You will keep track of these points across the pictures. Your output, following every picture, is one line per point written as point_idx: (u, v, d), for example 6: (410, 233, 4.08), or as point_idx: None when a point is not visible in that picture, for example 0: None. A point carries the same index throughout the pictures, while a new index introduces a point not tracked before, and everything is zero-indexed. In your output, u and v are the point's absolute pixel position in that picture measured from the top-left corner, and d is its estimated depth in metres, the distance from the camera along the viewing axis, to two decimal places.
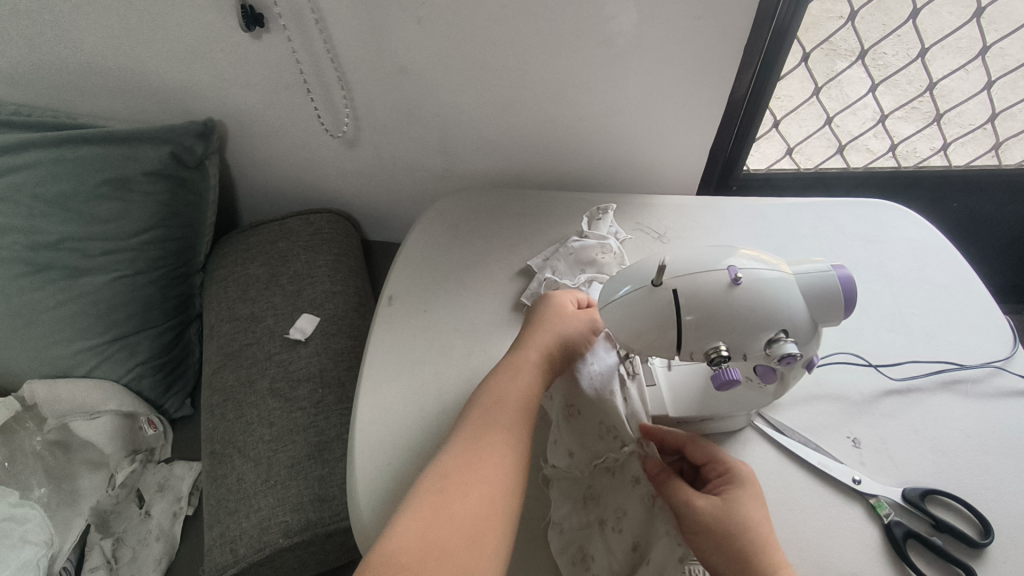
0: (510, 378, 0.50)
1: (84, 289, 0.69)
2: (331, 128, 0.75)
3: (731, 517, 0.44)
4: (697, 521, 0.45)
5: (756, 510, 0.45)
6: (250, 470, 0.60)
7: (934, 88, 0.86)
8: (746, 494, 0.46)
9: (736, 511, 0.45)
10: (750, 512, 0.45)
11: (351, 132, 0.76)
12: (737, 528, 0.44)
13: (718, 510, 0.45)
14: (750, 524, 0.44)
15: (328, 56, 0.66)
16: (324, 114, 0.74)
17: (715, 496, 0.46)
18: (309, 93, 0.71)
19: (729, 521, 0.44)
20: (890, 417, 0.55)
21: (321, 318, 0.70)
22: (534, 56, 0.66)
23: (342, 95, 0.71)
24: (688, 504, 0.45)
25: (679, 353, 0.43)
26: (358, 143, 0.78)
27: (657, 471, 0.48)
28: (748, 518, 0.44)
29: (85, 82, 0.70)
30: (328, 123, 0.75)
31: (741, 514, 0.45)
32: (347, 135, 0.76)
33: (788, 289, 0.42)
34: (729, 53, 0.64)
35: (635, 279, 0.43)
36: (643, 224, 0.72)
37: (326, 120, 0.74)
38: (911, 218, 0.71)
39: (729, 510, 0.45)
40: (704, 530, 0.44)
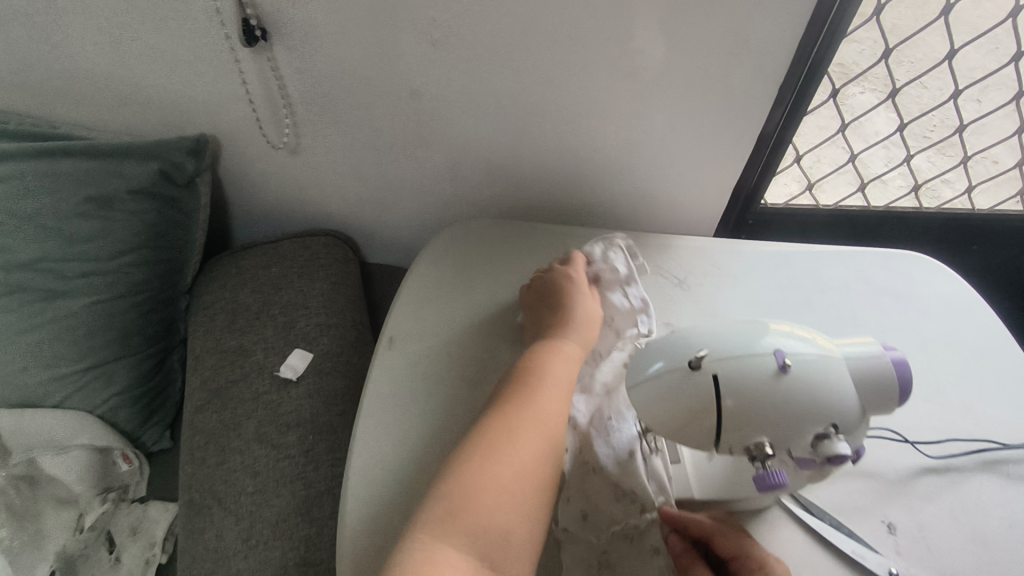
0: (555, 354, 0.52)
1: (58, 314, 0.64)
2: (272, 141, 0.70)
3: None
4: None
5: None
6: (231, 526, 0.55)
7: (965, 130, 0.83)
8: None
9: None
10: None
11: (292, 140, 0.70)
12: None
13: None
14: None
15: (268, 67, 0.62)
16: (266, 124, 0.68)
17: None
18: (252, 105, 0.66)
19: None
20: (927, 500, 0.52)
21: (314, 355, 0.65)
22: (555, 85, 0.62)
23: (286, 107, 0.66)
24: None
25: (717, 448, 0.38)
26: (300, 151, 0.71)
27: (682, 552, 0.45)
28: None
29: (67, 88, 0.65)
30: (269, 134, 0.69)
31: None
32: (289, 144, 0.70)
33: (839, 378, 0.38)
34: (762, 92, 0.60)
35: (670, 356, 0.39)
36: (663, 269, 0.67)
37: (268, 131, 0.69)
38: (942, 272, 0.67)
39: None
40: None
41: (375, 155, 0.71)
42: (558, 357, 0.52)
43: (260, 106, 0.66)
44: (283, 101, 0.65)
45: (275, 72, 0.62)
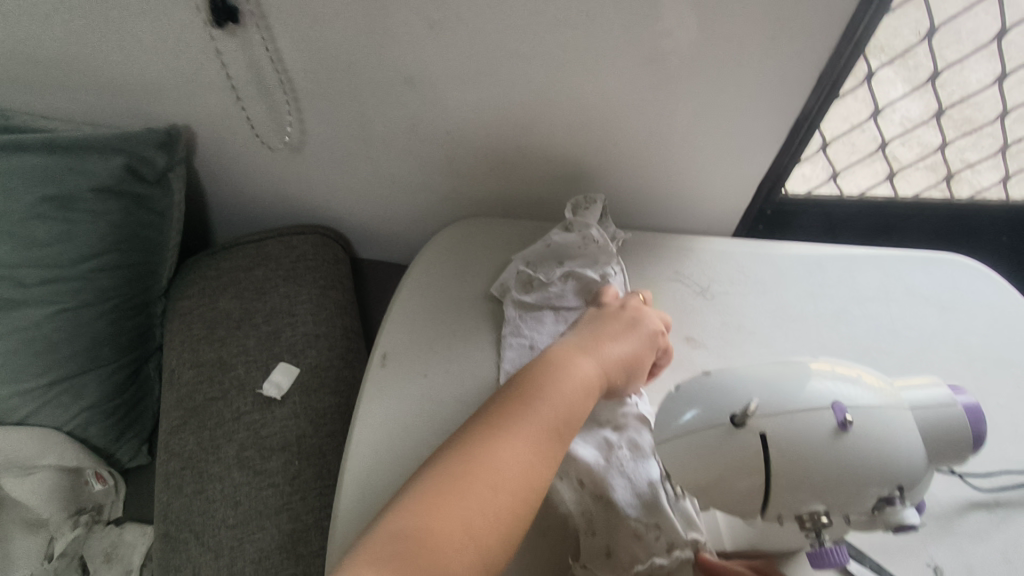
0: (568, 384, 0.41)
1: (17, 325, 0.58)
2: (268, 141, 0.64)
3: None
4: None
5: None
6: (209, 564, 0.50)
7: (1006, 117, 0.77)
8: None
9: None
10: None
11: (296, 136, 0.64)
12: None
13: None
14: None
15: (268, 58, 0.55)
16: (258, 120, 0.61)
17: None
18: (240, 101, 0.59)
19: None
20: (978, 540, 0.47)
21: (301, 369, 0.60)
22: (568, 71, 0.55)
23: (285, 98, 0.59)
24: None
25: (764, 515, 0.33)
26: (304, 148, 0.65)
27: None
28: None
29: (21, 72, 0.58)
30: (262, 129, 0.63)
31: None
32: (291, 139, 0.64)
33: (907, 431, 0.32)
34: (800, 79, 0.54)
35: (709, 405, 0.33)
36: (683, 275, 0.61)
37: (261, 128, 0.62)
38: (988, 277, 0.62)
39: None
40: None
41: (365, 146, 0.65)
42: (569, 381, 0.41)
43: (250, 101, 0.59)
44: (284, 95, 0.59)
45: (273, 63, 0.56)
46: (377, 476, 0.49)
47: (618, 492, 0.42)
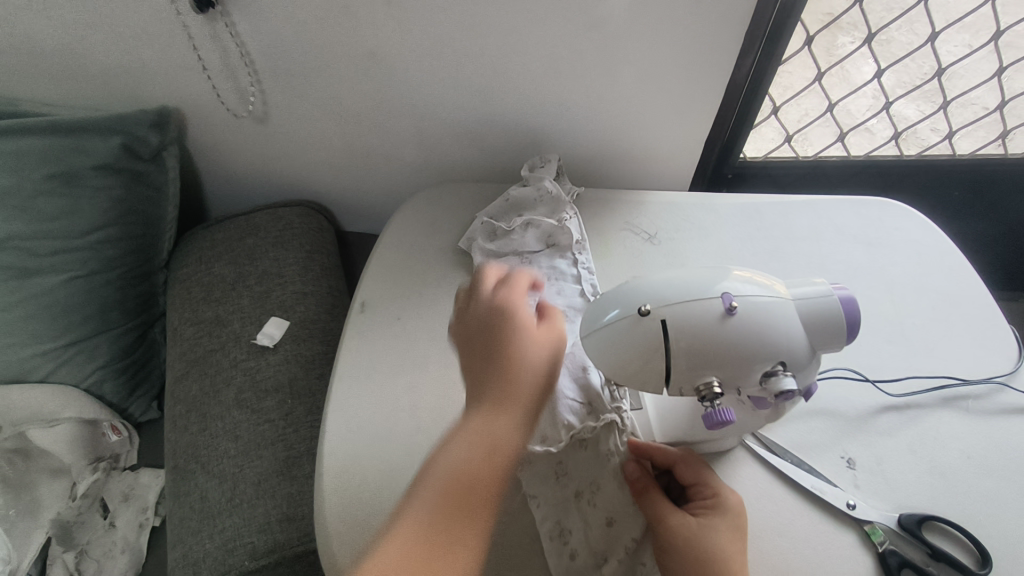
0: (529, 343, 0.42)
1: (32, 291, 0.64)
2: (235, 109, 0.69)
3: (700, 548, 0.40)
4: (667, 541, 0.41)
5: (731, 542, 0.41)
6: (214, 487, 0.57)
7: (943, 75, 0.80)
8: (726, 523, 0.41)
9: (709, 541, 0.40)
10: (724, 542, 0.40)
11: (259, 107, 0.69)
12: (706, 556, 0.40)
13: (689, 537, 0.41)
14: (722, 557, 0.40)
15: (226, 30, 0.61)
16: (224, 92, 0.67)
17: (691, 518, 0.42)
18: (206, 73, 0.65)
19: (695, 551, 0.40)
20: (887, 436, 0.53)
21: (291, 322, 0.66)
22: (519, 40, 0.61)
23: (247, 71, 0.65)
24: (661, 523, 0.42)
25: (668, 389, 0.40)
26: (267, 119, 0.71)
27: (637, 478, 0.44)
28: (720, 549, 0.40)
29: (28, 64, 0.64)
30: (229, 101, 0.68)
31: (715, 543, 0.40)
32: (255, 111, 0.70)
33: (787, 319, 0.39)
34: (728, 39, 0.60)
35: (624, 302, 0.40)
36: (633, 224, 0.67)
37: (229, 100, 0.68)
38: (917, 219, 0.67)
39: (703, 536, 0.41)
40: (672, 553, 0.41)
41: (343, 121, 0.71)
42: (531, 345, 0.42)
43: (246, 81, 0.66)
44: (245, 66, 0.64)
45: (233, 37, 0.61)
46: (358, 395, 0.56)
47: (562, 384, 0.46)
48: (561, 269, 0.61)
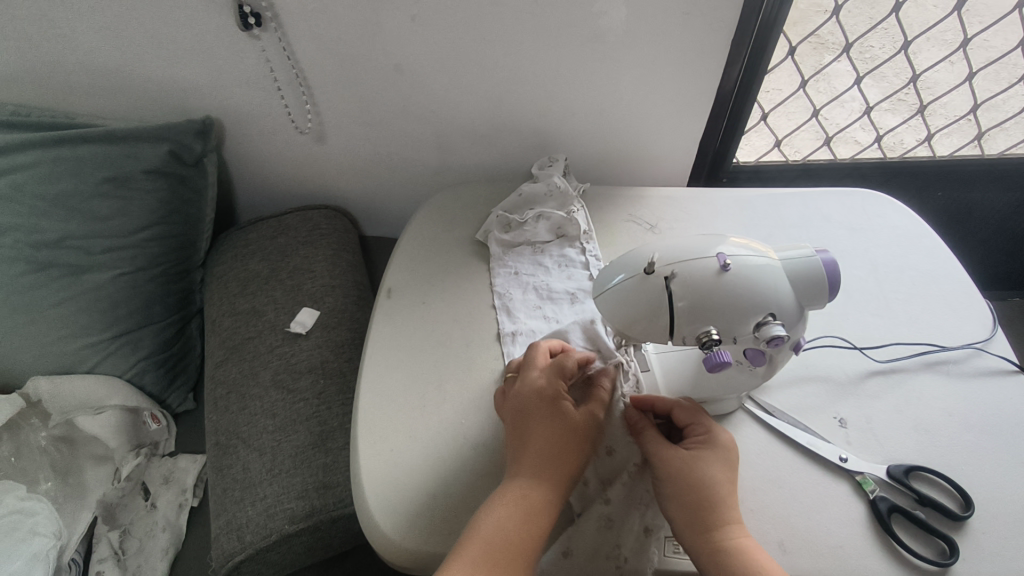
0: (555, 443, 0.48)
1: (85, 286, 0.70)
2: (299, 125, 0.76)
3: (690, 474, 0.46)
4: (662, 470, 0.47)
5: (719, 470, 0.46)
6: (255, 460, 0.61)
7: (918, 81, 0.86)
8: (715, 454, 0.47)
9: (698, 469, 0.46)
10: (713, 470, 0.46)
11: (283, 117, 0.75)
12: (697, 482, 0.46)
13: (682, 466, 0.46)
14: (710, 482, 0.45)
15: (286, 54, 0.68)
16: (292, 109, 0.74)
17: (684, 451, 0.48)
18: (280, 94, 0.72)
19: (685, 476, 0.46)
20: (876, 398, 0.57)
21: (321, 312, 0.71)
22: (527, 50, 0.67)
23: (303, 91, 0.72)
24: (657, 456, 0.48)
25: (673, 339, 0.45)
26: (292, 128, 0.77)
27: (637, 421, 0.50)
28: (708, 475, 0.46)
29: (84, 82, 0.71)
30: (296, 118, 0.76)
31: (703, 470, 0.46)
32: (312, 130, 0.77)
33: (776, 276, 0.44)
34: (716, 47, 0.66)
35: (628, 267, 0.45)
36: (635, 216, 0.73)
37: (296, 118, 0.76)
38: (895, 206, 0.73)
39: (694, 465, 0.46)
40: (667, 480, 0.46)
41: (366, 129, 0.77)
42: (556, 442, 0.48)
43: (279, 93, 0.72)
44: (300, 87, 0.72)
45: (291, 59, 0.68)
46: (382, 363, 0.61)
47: (577, 336, 0.58)
48: (570, 256, 0.68)
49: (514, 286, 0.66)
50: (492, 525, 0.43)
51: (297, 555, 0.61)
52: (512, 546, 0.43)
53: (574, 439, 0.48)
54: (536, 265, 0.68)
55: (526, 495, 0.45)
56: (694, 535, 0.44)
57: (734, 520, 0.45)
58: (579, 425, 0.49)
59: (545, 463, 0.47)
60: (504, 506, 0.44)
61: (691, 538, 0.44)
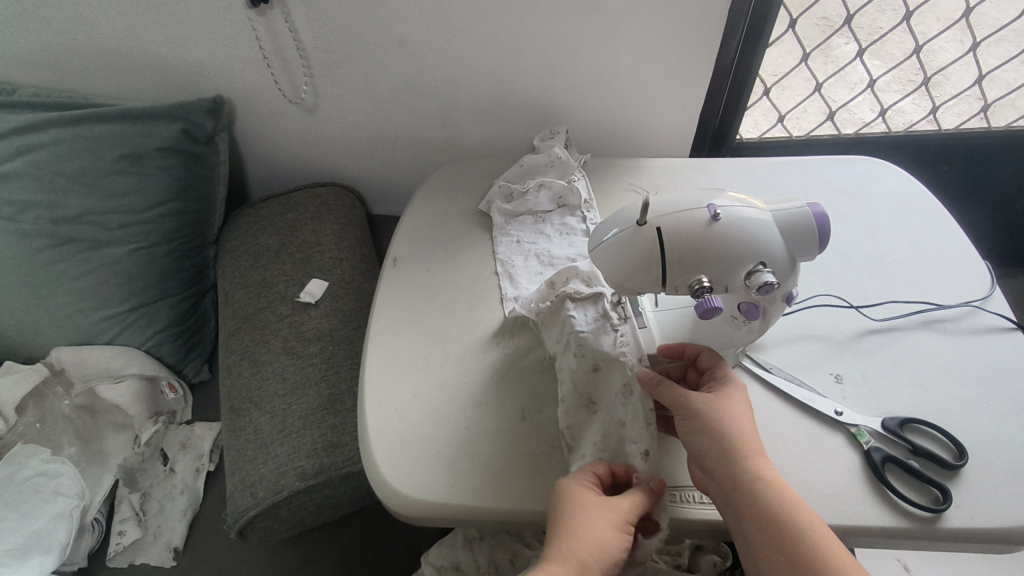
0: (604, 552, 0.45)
1: (104, 261, 0.73)
2: (289, 95, 0.77)
3: (719, 411, 0.47)
4: (689, 408, 0.48)
5: (741, 409, 0.48)
6: (267, 421, 0.64)
7: (921, 52, 0.86)
8: (736, 393, 0.49)
9: (726, 406, 0.48)
10: (737, 408, 0.48)
11: (291, 95, 0.78)
12: (725, 417, 0.47)
13: (709, 405, 0.48)
14: (736, 417, 0.47)
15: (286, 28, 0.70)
16: (281, 79, 0.76)
17: (708, 393, 0.49)
18: (269, 67, 0.74)
19: (714, 413, 0.47)
20: (871, 354, 0.58)
21: (329, 283, 0.74)
22: (527, 24, 0.69)
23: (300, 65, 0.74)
24: (682, 396, 0.48)
25: (666, 289, 0.47)
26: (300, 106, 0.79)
27: (651, 377, 0.50)
28: (734, 411, 0.47)
29: (100, 65, 0.74)
30: (286, 89, 0.77)
31: (729, 407, 0.48)
32: (305, 102, 0.79)
33: (766, 228, 0.45)
34: (712, 16, 0.67)
35: (620, 221, 0.47)
36: (636, 185, 0.74)
37: (285, 87, 0.76)
38: (894, 173, 0.74)
39: (720, 403, 0.48)
40: (695, 417, 0.48)
41: (370, 107, 0.79)
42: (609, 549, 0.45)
43: (285, 71, 0.74)
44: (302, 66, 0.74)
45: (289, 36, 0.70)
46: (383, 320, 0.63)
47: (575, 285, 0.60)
48: (571, 224, 0.69)
49: (516, 253, 0.67)
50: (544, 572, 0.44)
51: (308, 512, 0.63)
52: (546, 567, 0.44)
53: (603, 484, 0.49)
54: (538, 233, 0.69)
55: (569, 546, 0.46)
56: (727, 465, 0.45)
57: (762, 454, 0.46)
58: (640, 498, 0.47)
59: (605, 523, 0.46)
60: None
61: (725, 470, 0.45)
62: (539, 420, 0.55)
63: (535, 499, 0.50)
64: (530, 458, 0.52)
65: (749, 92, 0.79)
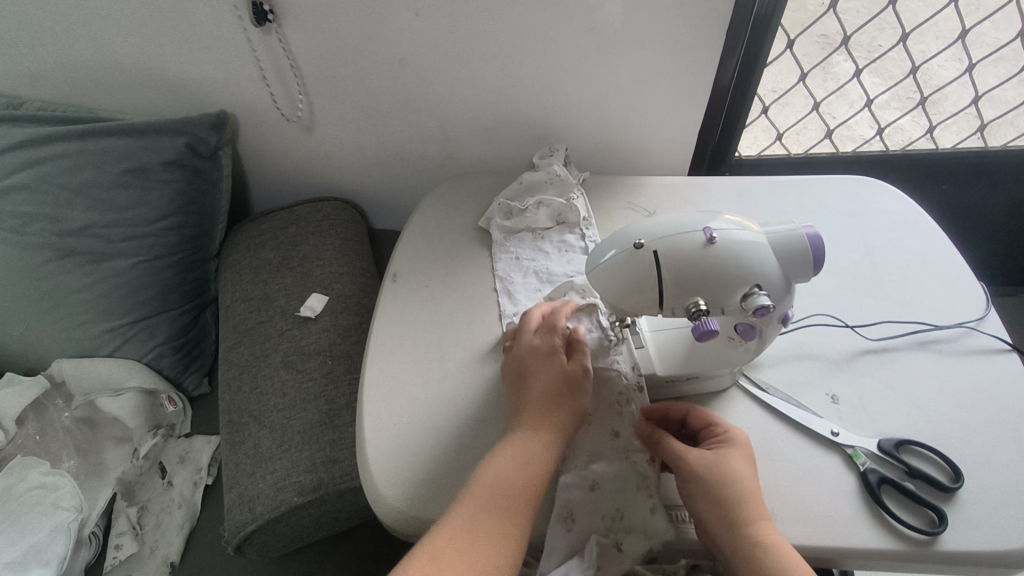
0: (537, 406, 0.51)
1: (106, 273, 0.74)
2: (288, 115, 0.79)
3: (717, 472, 0.48)
4: (690, 472, 0.48)
5: (742, 467, 0.49)
6: (266, 435, 0.64)
7: (917, 72, 0.87)
8: (737, 451, 0.49)
9: (724, 467, 0.48)
10: (737, 467, 0.48)
11: (295, 111, 0.79)
12: (724, 479, 0.48)
13: (708, 467, 0.48)
14: (736, 478, 0.48)
15: (281, 49, 0.71)
16: (279, 96, 0.77)
17: (708, 451, 0.50)
18: (264, 80, 0.75)
19: (714, 476, 0.48)
20: (867, 375, 0.58)
21: (330, 297, 0.74)
22: (527, 42, 0.70)
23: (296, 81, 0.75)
24: (683, 459, 0.49)
25: (662, 311, 0.47)
26: (304, 122, 0.80)
27: (651, 432, 0.52)
28: (734, 472, 0.48)
29: (107, 80, 0.75)
30: (284, 107, 0.78)
31: (729, 467, 0.48)
32: (302, 120, 0.80)
33: (761, 251, 0.46)
34: (711, 37, 0.68)
35: (618, 242, 0.47)
36: (635, 203, 0.75)
37: (283, 106, 0.78)
38: (891, 193, 0.75)
39: (720, 464, 0.48)
40: (694, 480, 0.48)
41: (373, 122, 0.80)
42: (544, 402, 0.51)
43: (289, 87, 0.76)
44: (294, 77, 0.74)
45: (285, 49, 0.71)
46: (382, 339, 0.63)
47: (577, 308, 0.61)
48: (570, 242, 0.70)
49: (515, 270, 0.68)
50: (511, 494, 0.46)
51: (305, 528, 0.63)
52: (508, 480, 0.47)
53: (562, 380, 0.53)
54: (537, 250, 0.70)
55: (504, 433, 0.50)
56: (726, 530, 0.46)
57: (762, 516, 0.47)
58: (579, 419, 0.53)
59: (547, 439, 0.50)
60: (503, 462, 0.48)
61: (726, 535, 0.46)
62: None
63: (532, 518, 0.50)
64: None
65: (747, 111, 0.80)
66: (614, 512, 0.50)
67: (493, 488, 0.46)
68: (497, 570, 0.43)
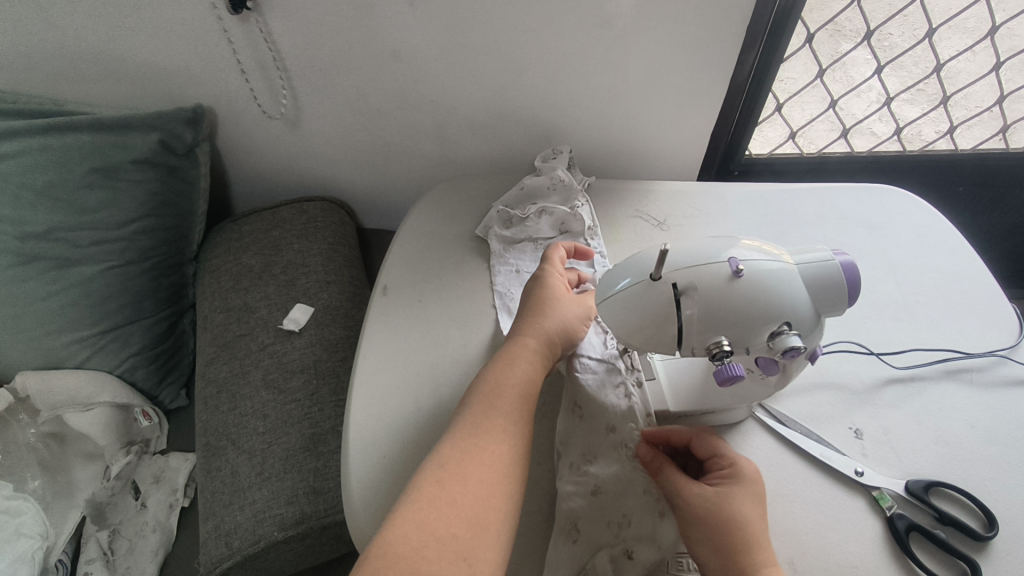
0: (519, 360, 0.50)
1: (74, 280, 0.68)
2: (271, 111, 0.73)
3: (719, 513, 0.43)
4: (688, 510, 0.44)
5: (748, 507, 0.44)
6: (244, 462, 0.60)
7: (941, 70, 0.81)
8: (743, 489, 0.44)
9: (727, 507, 0.43)
10: (742, 507, 0.43)
11: (276, 105, 0.73)
12: (728, 521, 0.43)
13: (707, 506, 0.44)
14: (740, 520, 0.43)
15: (266, 45, 0.65)
16: (262, 95, 0.71)
17: (709, 488, 0.45)
18: (245, 75, 0.69)
19: (716, 517, 0.43)
20: (893, 407, 0.54)
21: (315, 309, 0.70)
22: (528, 34, 0.63)
23: (279, 75, 0.69)
24: (681, 495, 0.45)
25: (681, 349, 0.43)
26: (287, 116, 0.74)
27: (651, 459, 0.47)
28: (738, 513, 0.43)
29: (70, 68, 0.68)
30: (267, 106, 0.73)
31: (733, 507, 0.43)
32: (286, 115, 0.74)
33: (791, 283, 0.41)
34: (730, 33, 0.62)
35: (634, 271, 0.43)
36: (643, 211, 0.70)
37: (266, 104, 0.73)
38: (915, 203, 0.70)
39: (722, 503, 0.44)
40: (694, 520, 0.44)
41: (360, 117, 0.74)
42: (525, 361, 0.50)
43: (254, 76, 0.69)
44: (278, 72, 0.69)
45: (268, 45, 0.65)
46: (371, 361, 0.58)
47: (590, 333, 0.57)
48: None
49: (516, 285, 0.63)
50: (510, 417, 0.46)
51: (288, 561, 0.59)
52: (504, 404, 0.47)
53: (558, 318, 0.53)
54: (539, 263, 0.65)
55: (502, 357, 0.50)
56: None
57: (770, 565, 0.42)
58: (573, 353, 0.55)
59: (543, 372, 0.51)
60: (488, 420, 0.46)
61: None
62: (535, 474, 0.51)
63: (530, 564, 0.47)
64: (525, 517, 0.49)
65: (762, 109, 0.74)
66: (621, 517, 0.47)
67: (492, 410, 0.46)
68: (480, 517, 0.41)
